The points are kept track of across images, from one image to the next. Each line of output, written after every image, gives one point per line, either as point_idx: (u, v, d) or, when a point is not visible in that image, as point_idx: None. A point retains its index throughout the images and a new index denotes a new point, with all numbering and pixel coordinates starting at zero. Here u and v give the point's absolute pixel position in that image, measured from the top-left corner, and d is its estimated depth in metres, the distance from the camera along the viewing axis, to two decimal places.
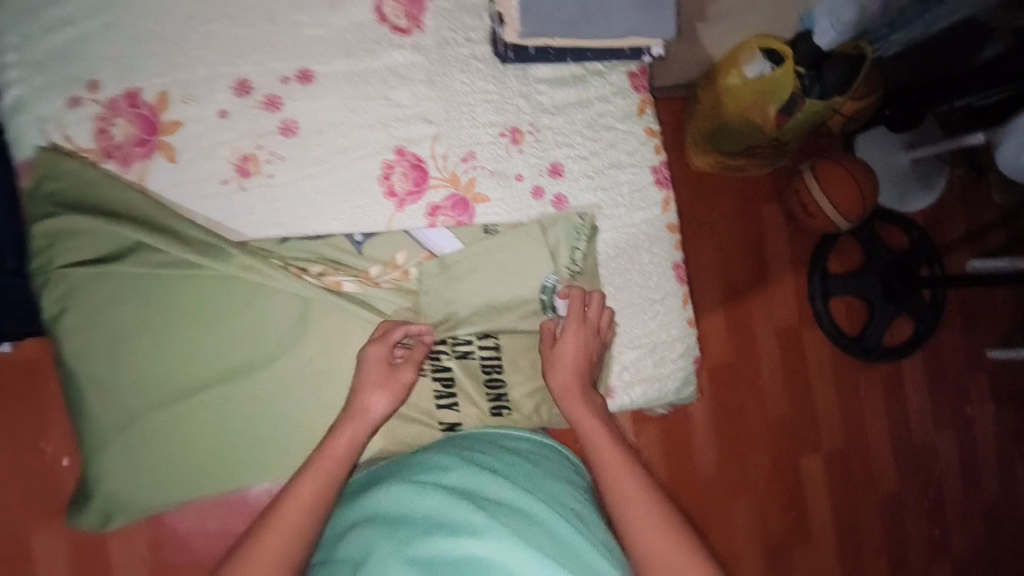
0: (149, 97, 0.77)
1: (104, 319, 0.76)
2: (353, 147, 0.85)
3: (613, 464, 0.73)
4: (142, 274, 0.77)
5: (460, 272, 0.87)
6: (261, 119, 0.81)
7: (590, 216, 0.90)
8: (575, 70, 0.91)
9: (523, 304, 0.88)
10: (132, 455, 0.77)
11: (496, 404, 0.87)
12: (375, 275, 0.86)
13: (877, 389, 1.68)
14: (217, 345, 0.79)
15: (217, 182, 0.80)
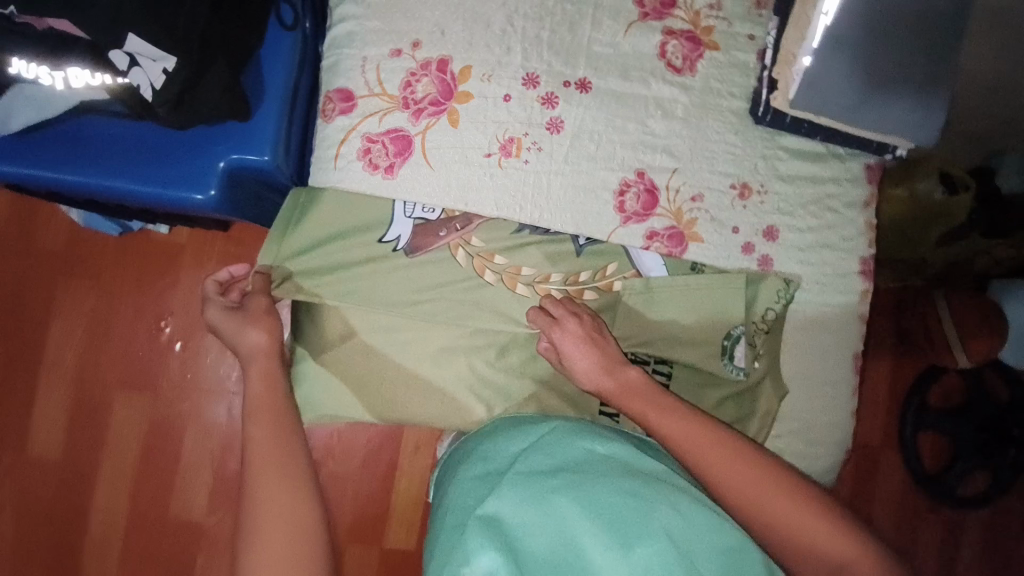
0: (455, 67, 0.86)
1: (352, 246, 0.86)
2: (602, 157, 0.91)
3: (708, 460, 0.71)
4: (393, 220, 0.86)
5: (662, 297, 0.90)
6: (536, 112, 0.89)
7: (795, 281, 0.93)
8: (817, 148, 0.95)
9: (707, 344, 0.90)
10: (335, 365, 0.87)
11: None
12: (583, 279, 0.90)
13: (941, 529, 1.75)
14: (431, 303, 0.86)
15: (482, 153, 0.87)
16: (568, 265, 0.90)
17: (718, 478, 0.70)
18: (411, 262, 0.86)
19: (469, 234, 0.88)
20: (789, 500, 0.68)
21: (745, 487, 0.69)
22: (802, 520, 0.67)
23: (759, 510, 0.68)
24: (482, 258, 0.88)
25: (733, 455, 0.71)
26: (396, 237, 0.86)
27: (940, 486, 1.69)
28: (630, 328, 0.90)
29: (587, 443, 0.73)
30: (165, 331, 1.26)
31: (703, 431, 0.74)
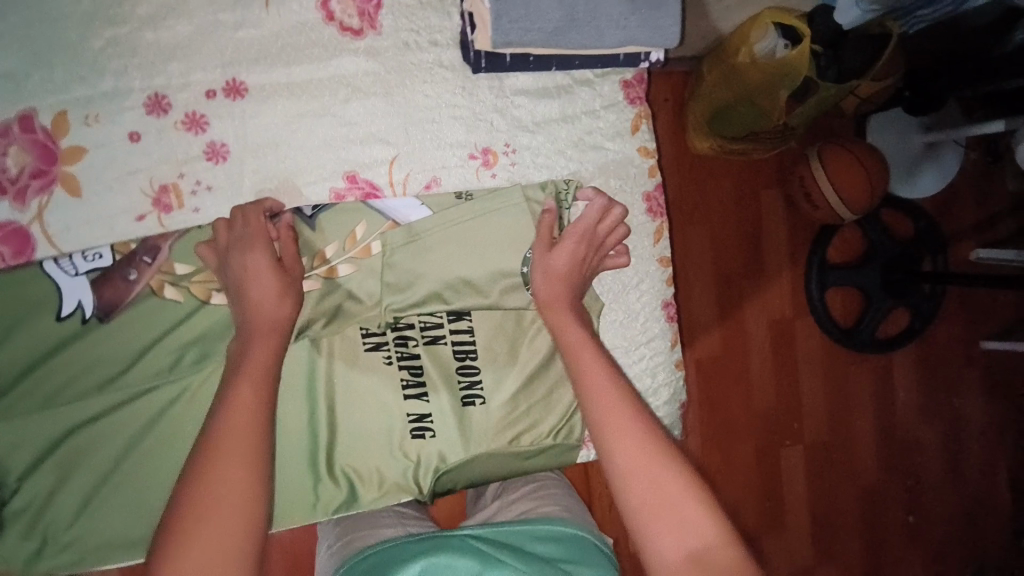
0: (45, 119, 0.65)
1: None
2: (294, 175, 0.72)
3: (605, 406, 0.61)
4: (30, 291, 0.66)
5: (431, 242, 0.77)
6: (183, 144, 0.68)
7: (575, 182, 0.79)
8: (559, 80, 0.78)
9: (499, 279, 0.79)
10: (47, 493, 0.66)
11: (468, 393, 0.80)
12: (330, 254, 0.75)
13: (866, 378, 1.78)
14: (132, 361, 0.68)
15: (132, 218, 0.67)
16: (307, 244, 0.74)
17: (614, 434, 0.60)
18: (106, 334, 0.68)
19: (164, 265, 0.68)
20: (670, 466, 0.58)
21: (631, 435, 0.59)
22: (683, 495, 0.56)
23: (642, 476, 0.57)
24: (198, 283, 0.69)
25: (631, 404, 0.62)
26: (76, 305, 0.67)
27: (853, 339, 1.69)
28: (404, 291, 0.77)
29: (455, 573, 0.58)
30: None
31: (607, 370, 0.65)
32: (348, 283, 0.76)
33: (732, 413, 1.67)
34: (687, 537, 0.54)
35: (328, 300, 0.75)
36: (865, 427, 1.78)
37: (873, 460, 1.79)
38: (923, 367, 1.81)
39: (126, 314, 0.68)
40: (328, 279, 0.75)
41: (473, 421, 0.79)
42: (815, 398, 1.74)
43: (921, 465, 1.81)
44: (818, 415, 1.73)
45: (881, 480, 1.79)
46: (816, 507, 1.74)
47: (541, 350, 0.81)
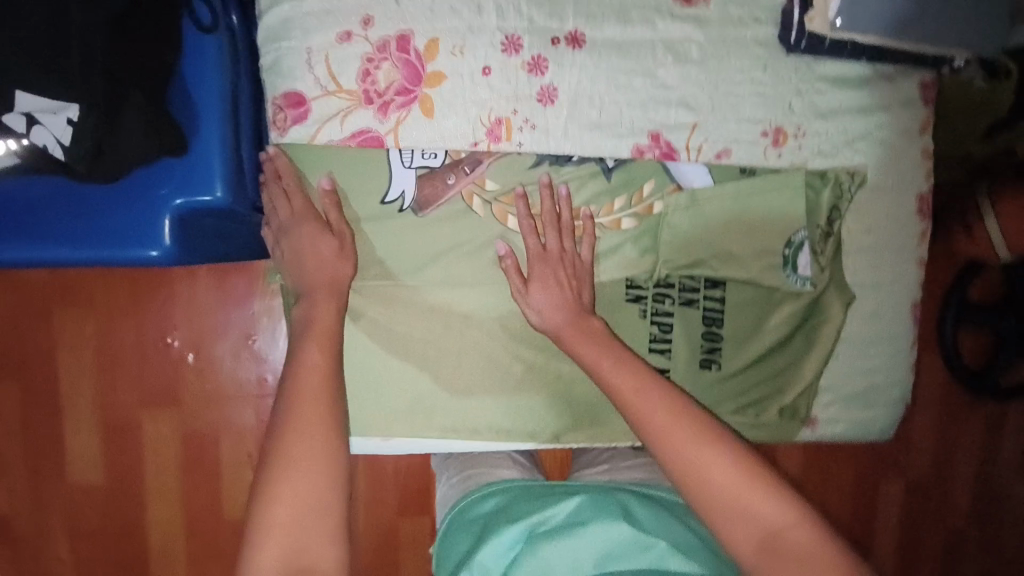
0: (420, 43, 0.71)
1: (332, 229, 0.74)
2: (607, 125, 0.77)
3: (648, 424, 0.63)
4: (366, 178, 0.74)
5: (709, 209, 0.80)
6: (523, 82, 0.74)
7: (860, 174, 0.81)
8: (863, 72, 0.80)
9: (762, 255, 0.82)
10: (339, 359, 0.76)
11: (707, 357, 0.83)
12: (618, 207, 0.79)
13: None
14: (435, 260, 0.76)
15: (467, 144, 0.74)
16: (600, 192, 0.78)
17: (670, 446, 0.61)
18: (421, 228, 0.75)
19: (480, 178, 0.75)
20: (725, 456, 0.60)
21: (687, 450, 0.60)
22: (740, 484, 0.58)
23: (700, 475, 0.59)
24: (501, 204, 0.76)
25: (686, 415, 0.62)
26: (399, 195, 0.75)
27: None
28: (675, 252, 0.80)
29: (553, 535, 0.65)
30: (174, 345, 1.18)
31: (660, 387, 0.65)
32: (628, 235, 0.80)
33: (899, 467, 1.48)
34: (751, 528, 0.57)
35: (607, 246, 0.80)
36: None
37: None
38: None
39: (442, 211, 0.75)
40: (610, 230, 0.79)
41: (704, 381, 0.83)
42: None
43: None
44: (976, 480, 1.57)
45: None
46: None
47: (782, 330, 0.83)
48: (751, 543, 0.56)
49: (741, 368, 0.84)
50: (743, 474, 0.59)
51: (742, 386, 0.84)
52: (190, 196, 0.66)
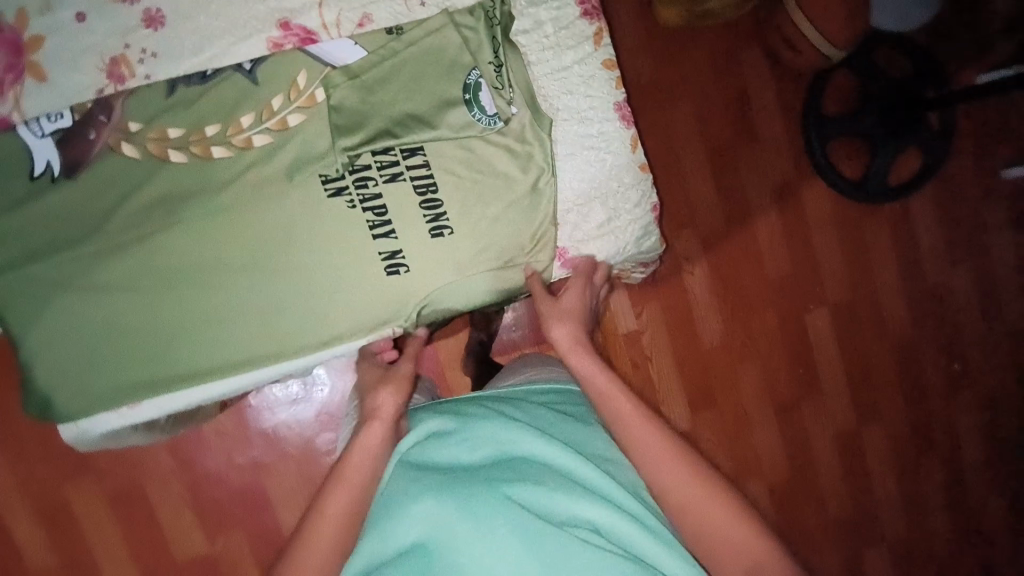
0: (9, 17, 0.73)
1: (7, 218, 0.74)
2: (229, 29, 0.75)
3: (653, 465, 0.67)
4: (13, 157, 0.74)
5: (373, 81, 0.79)
6: (124, 16, 0.73)
7: (506, 1, 0.81)
8: None
9: (446, 109, 0.80)
10: (62, 334, 0.77)
11: (436, 225, 0.82)
12: (278, 107, 0.77)
13: (887, 231, 1.76)
14: (116, 215, 0.75)
15: (93, 92, 0.74)
16: (253, 98, 0.76)
17: (654, 457, 0.67)
18: (80, 186, 0.74)
19: (121, 121, 0.74)
20: (685, 471, 0.66)
21: (655, 464, 0.67)
22: (693, 489, 0.65)
23: (660, 486, 0.66)
24: (154, 141, 0.74)
25: (649, 424, 0.70)
26: (45, 165, 0.74)
27: (865, 191, 1.67)
28: (355, 131, 0.78)
29: (450, 440, 0.74)
30: None
31: (657, 432, 0.69)
32: (300, 131, 0.78)
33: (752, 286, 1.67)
34: (720, 547, 0.62)
35: (283, 151, 0.78)
36: (891, 278, 1.77)
37: (902, 310, 1.78)
38: (943, 209, 1.78)
39: (92, 166, 0.74)
40: (280, 132, 0.77)
41: (438, 251, 0.83)
42: (830, 252, 1.72)
43: (950, 309, 1.81)
44: (838, 277, 1.73)
45: (916, 331, 1.79)
46: (848, 362, 1.75)
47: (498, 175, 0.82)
48: (698, 540, 0.63)
49: (472, 225, 0.83)
50: (695, 481, 0.65)
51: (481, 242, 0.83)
52: None
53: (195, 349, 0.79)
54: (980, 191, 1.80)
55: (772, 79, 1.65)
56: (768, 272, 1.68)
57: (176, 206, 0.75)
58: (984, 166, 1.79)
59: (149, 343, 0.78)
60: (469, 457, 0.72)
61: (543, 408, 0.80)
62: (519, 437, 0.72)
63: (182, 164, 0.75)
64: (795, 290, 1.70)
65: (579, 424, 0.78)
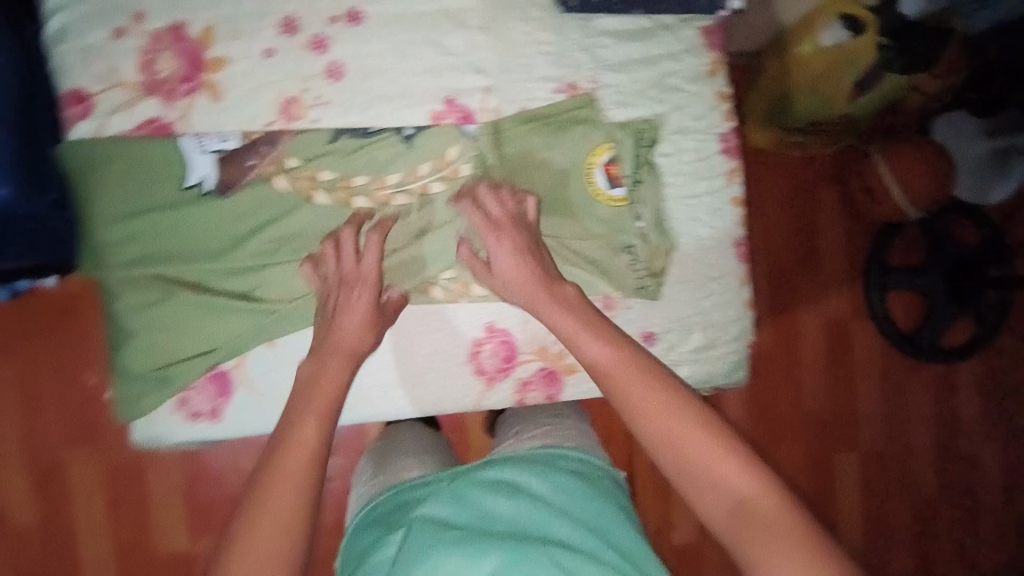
0: (194, 31, 0.73)
1: (140, 219, 0.75)
2: (399, 96, 0.80)
3: (630, 400, 0.65)
4: (163, 164, 0.75)
5: (512, 166, 0.83)
6: (307, 62, 0.77)
7: (655, 121, 0.84)
8: (643, 23, 0.83)
9: (574, 209, 0.84)
10: (164, 341, 0.77)
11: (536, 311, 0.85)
12: (424, 173, 0.81)
13: (926, 391, 1.65)
14: (252, 240, 0.78)
15: (260, 124, 0.77)
16: (404, 159, 0.81)
17: (667, 432, 0.62)
18: (229, 206, 0.77)
19: (282, 156, 0.78)
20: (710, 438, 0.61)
21: (653, 424, 0.63)
22: (717, 460, 0.60)
23: (681, 453, 0.61)
24: (306, 179, 0.78)
25: (660, 389, 0.64)
26: (197, 181, 0.76)
27: (914, 346, 1.55)
28: None
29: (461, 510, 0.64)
30: (90, 383, 1.20)
31: (637, 364, 0.67)
32: (440, 198, 0.82)
33: (787, 415, 1.58)
34: (717, 493, 0.59)
35: (419, 211, 0.81)
36: (926, 441, 1.65)
37: (931, 477, 1.66)
38: (988, 384, 1.69)
39: (245, 190, 0.77)
40: (421, 196, 0.81)
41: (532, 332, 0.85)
42: (870, 403, 1.62)
43: (978, 487, 1.68)
44: (874, 426, 1.62)
45: (939, 500, 1.66)
46: (870, 513, 1.62)
47: (609, 279, 0.85)
48: (716, 505, 0.59)
49: None
50: (714, 449, 0.60)
51: None
52: None
53: (288, 384, 0.81)
54: None
55: (843, 221, 1.58)
56: (804, 406, 1.58)
57: (307, 245, 0.79)
58: None
59: (247, 367, 0.80)
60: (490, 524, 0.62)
61: (568, 475, 0.71)
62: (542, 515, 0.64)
63: (326, 205, 0.79)
64: (827, 430, 1.60)
65: (602, 502, 0.69)
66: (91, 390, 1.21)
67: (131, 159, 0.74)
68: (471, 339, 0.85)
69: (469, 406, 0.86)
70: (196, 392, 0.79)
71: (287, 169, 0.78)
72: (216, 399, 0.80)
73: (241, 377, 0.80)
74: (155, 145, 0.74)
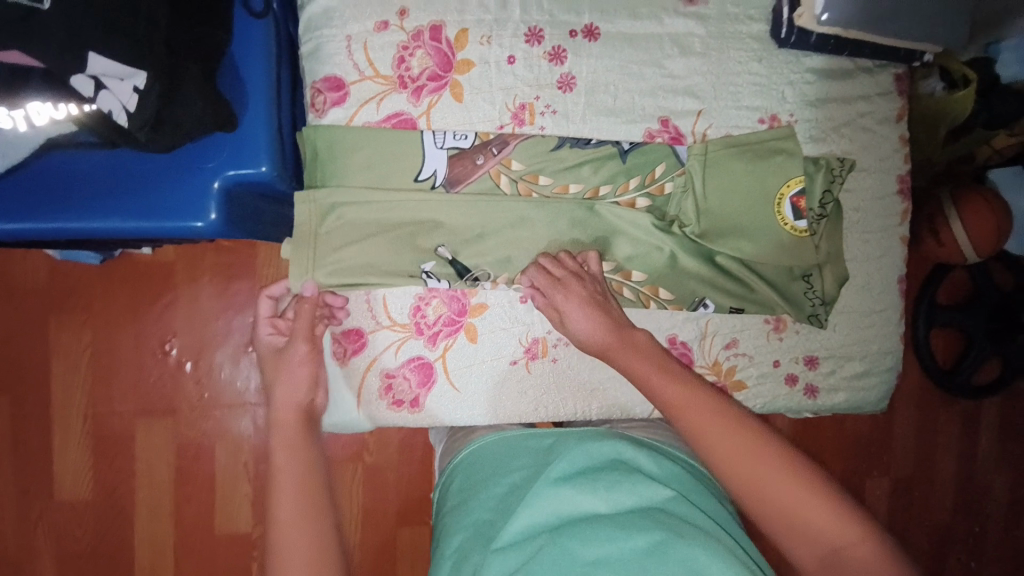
0: (450, 33, 0.77)
1: (364, 204, 0.76)
2: (622, 111, 0.83)
3: (704, 432, 0.64)
4: (399, 156, 0.77)
5: (714, 187, 0.85)
6: (544, 71, 0.80)
7: (849, 160, 0.88)
8: (845, 65, 0.89)
9: (768, 234, 0.86)
10: (371, 324, 0.78)
11: (715, 329, 0.89)
12: (632, 187, 0.84)
13: (954, 424, 1.83)
14: (461, 235, 0.79)
15: (494, 127, 0.79)
16: (616, 173, 0.83)
17: (750, 475, 0.60)
18: (452, 202, 0.78)
19: (508, 158, 0.79)
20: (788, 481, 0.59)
21: (739, 469, 0.61)
22: (793, 495, 0.58)
23: (761, 500, 0.59)
24: (527, 182, 0.80)
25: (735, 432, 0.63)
26: (431, 173, 0.78)
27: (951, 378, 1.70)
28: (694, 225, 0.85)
29: (583, 481, 0.67)
30: (171, 353, 1.17)
31: (706, 397, 0.66)
32: (643, 213, 0.85)
33: (830, 439, 1.77)
34: (802, 537, 0.57)
35: (624, 224, 0.83)
36: (948, 467, 1.83)
37: (948, 499, 1.84)
38: (1004, 419, 1.87)
39: (469, 188, 0.79)
40: (627, 209, 0.84)
41: (710, 347, 0.89)
42: (906, 434, 1.80)
43: (985, 513, 1.86)
44: (908, 454, 1.80)
45: (952, 522, 1.84)
46: (892, 524, 1.81)
47: (784, 303, 0.89)
48: (809, 556, 0.57)
49: (741, 334, 0.90)
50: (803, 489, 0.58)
51: (754, 350, 0.90)
52: (246, 166, 0.69)
53: (484, 381, 0.82)
54: None
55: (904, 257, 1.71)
56: (847, 430, 1.78)
57: (519, 246, 0.81)
58: None
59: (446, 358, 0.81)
60: (590, 504, 0.64)
61: (667, 463, 0.73)
62: (652, 489, 0.65)
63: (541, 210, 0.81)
64: (865, 455, 1.78)
65: (712, 502, 0.70)
66: (171, 365, 1.18)
67: (373, 146, 0.76)
68: None
69: (645, 412, 0.87)
70: (401, 380, 0.79)
71: (510, 171, 0.80)
72: (419, 388, 0.80)
73: (444, 369, 0.81)
74: (398, 136, 0.77)
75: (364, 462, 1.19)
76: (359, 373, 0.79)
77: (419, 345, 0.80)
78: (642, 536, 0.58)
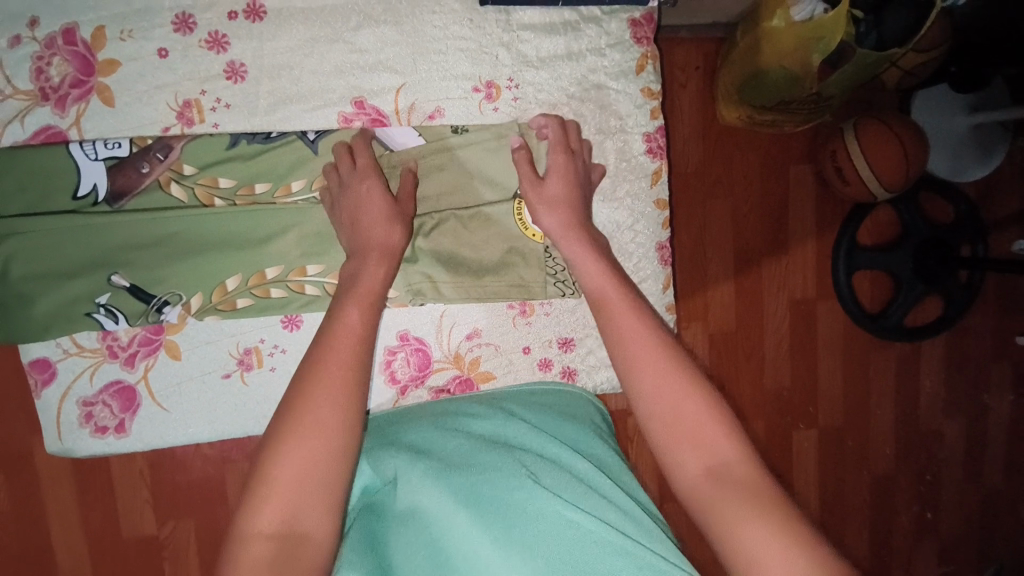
0: (86, 33, 0.71)
1: (24, 231, 0.72)
2: (308, 97, 0.76)
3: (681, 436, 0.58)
4: (50, 177, 0.72)
5: (425, 170, 0.78)
6: (206, 61, 0.74)
7: (571, 122, 0.81)
8: (566, 16, 0.80)
9: (491, 215, 0.80)
10: (68, 349, 0.78)
11: (452, 318, 0.85)
12: None
13: (890, 370, 1.35)
14: (134, 256, 0.75)
15: (158, 130, 0.74)
16: (307, 165, 0.76)
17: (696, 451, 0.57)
18: (118, 218, 0.73)
19: (177, 162, 0.74)
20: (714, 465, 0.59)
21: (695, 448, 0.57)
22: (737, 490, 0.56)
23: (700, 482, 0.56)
24: (203, 187, 0.75)
25: (726, 429, 0.56)
26: (91, 188, 0.73)
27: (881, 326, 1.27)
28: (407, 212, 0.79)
29: (466, 423, 0.70)
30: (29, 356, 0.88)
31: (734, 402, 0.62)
32: None
33: (747, 391, 1.28)
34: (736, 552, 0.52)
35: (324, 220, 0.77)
36: (886, 422, 1.36)
37: (889, 451, 1.37)
38: (950, 358, 1.37)
39: (137, 200, 0.74)
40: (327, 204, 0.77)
41: (451, 339, 0.85)
42: (832, 388, 1.32)
43: (937, 458, 1.39)
44: (835, 399, 1.32)
45: (897, 473, 1.38)
46: (824, 489, 1.34)
47: (519, 285, 0.83)
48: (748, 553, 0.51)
49: (481, 323, 0.85)
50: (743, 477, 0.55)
51: (500, 338, 0.86)
52: None
53: (193, 398, 0.81)
54: (989, 351, 1.38)
55: (816, 200, 1.26)
56: (768, 386, 1.29)
57: (209, 255, 0.76)
58: (1001, 326, 1.38)
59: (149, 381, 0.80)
60: (464, 439, 0.67)
61: (542, 407, 0.76)
62: (542, 442, 0.67)
63: (223, 215, 0.75)
64: (788, 410, 1.30)
65: (577, 425, 0.74)
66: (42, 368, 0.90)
67: (22, 171, 0.72)
68: (385, 347, 0.84)
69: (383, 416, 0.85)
70: (100, 407, 0.80)
71: (186, 180, 0.74)
72: (121, 414, 0.80)
73: (147, 391, 0.80)
74: (45, 155, 0.72)
75: (192, 514, 0.97)
76: (58, 402, 0.80)
77: (115, 369, 0.79)
78: (499, 469, 0.61)
